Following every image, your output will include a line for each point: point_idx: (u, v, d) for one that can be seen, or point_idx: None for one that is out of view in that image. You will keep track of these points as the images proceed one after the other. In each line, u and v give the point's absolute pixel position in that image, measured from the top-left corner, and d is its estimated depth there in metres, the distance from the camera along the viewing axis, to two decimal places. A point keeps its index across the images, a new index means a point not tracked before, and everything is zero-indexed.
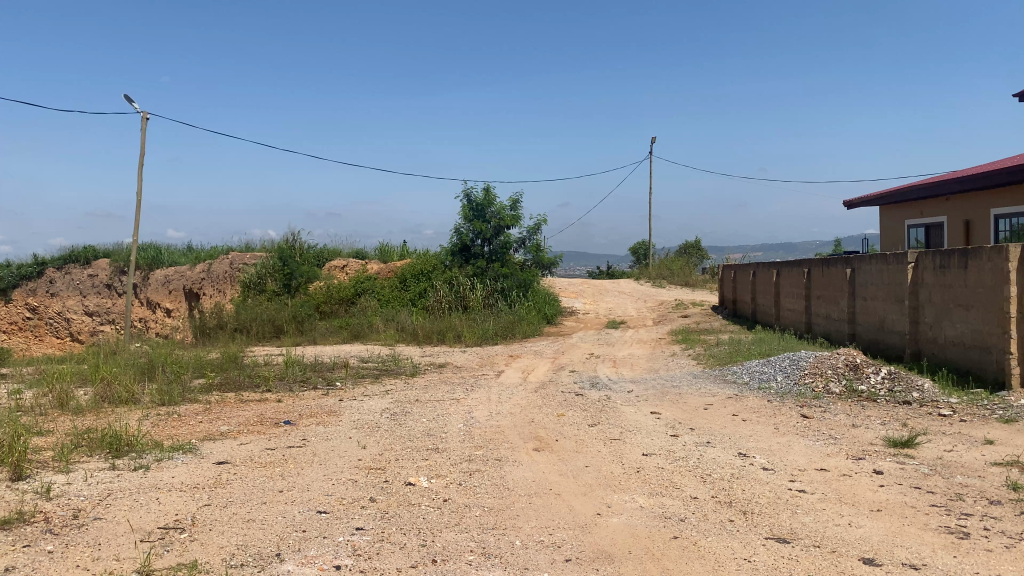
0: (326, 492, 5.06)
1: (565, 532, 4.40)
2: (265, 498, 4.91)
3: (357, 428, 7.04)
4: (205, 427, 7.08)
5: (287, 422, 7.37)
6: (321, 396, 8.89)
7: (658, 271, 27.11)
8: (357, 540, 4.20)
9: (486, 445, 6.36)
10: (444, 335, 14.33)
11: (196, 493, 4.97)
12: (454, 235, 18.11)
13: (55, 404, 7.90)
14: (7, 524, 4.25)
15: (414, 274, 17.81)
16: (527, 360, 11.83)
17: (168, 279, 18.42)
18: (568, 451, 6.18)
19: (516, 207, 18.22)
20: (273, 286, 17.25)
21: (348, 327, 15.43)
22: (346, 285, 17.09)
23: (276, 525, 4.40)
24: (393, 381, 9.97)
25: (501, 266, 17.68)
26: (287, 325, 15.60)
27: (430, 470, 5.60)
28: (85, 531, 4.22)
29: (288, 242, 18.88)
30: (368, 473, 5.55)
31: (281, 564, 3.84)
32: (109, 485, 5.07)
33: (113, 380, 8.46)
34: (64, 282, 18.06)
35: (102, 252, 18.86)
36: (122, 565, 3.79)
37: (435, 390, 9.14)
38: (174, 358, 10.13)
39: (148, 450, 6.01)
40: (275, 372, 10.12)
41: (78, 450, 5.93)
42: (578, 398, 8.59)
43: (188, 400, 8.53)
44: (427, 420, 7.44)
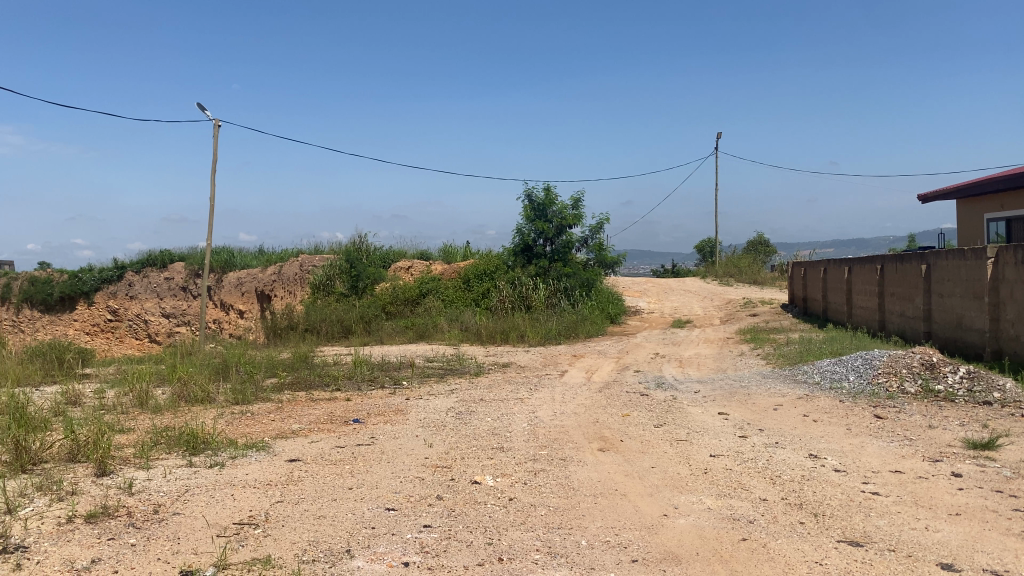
0: (394, 489, 5.15)
1: (632, 533, 4.38)
2: (334, 495, 5.01)
3: (423, 427, 7.12)
4: (278, 426, 7.26)
5: (355, 421, 7.50)
6: (388, 395, 9.02)
7: (725, 270, 26.69)
8: (425, 537, 4.26)
9: (551, 445, 6.37)
10: (507, 335, 14.39)
11: (269, 490, 5.11)
12: (516, 235, 18.16)
13: (136, 403, 8.21)
14: (93, 518, 4.44)
15: (477, 274, 17.91)
16: (591, 360, 11.81)
17: (240, 281, 18.85)
18: (634, 451, 6.16)
19: (578, 206, 18.16)
20: (341, 287, 17.62)
21: (414, 327, 15.64)
22: (411, 286, 17.33)
23: (346, 522, 4.49)
24: (458, 380, 10.04)
25: (563, 266, 17.65)
26: (355, 325, 15.88)
27: (496, 469, 5.64)
28: (165, 525, 4.38)
29: (355, 244, 19.21)
30: (434, 471, 5.62)
31: (351, 560, 3.92)
32: (187, 481, 5.25)
33: (190, 380, 8.74)
34: (143, 285, 18.70)
35: (177, 256, 19.46)
36: (199, 559, 3.92)
37: (500, 390, 9.18)
38: (248, 359, 10.41)
39: (224, 448, 6.20)
40: (344, 372, 10.31)
41: (157, 447, 6.16)
42: (643, 399, 8.52)
43: (260, 399, 8.76)
44: (492, 419, 7.49)
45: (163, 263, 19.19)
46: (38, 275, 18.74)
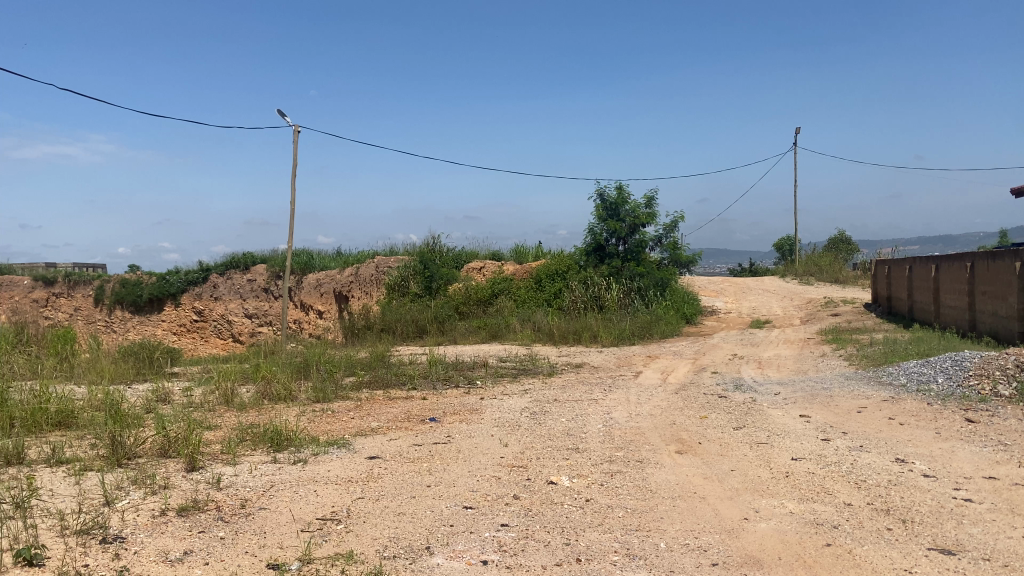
0: (471, 488, 5.20)
1: (712, 536, 4.32)
2: (414, 492, 5.09)
3: (499, 427, 7.17)
4: (357, 423, 7.41)
5: (432, 420, 7.58)
6: (463, 394, 9.12)
7: (805, 268, 26.05)
8: (503, 536, 4.28)
9: (627, 447, 6.33)
10: (580, 335, 14.36)
11: (350, 486, 5.21)
12: (588, 235, 18.08)
13: (222, 401, 8.49)
14: (185, 511, 4.61)
15: (549, 274, 17.91)
16: (666, 360, 11.67)
17: (319, 282, 19.25)
18: (713, 454, 6.06)
19: (651, 205, 17.98)
20: (415, 288, 17.90)
21: (487, 327, 15.73)
22: (484, 286, 17.45)
23: (425, 519, 4.55)
24: (532, 381, 10.05)
25: (637, 265, 17.50)
26: (429, 325, 16.07)
27: (572, 470, 5.63)
28: (252, 520, 4.51)
29: (429, 246, 19.45)
30: (510, 470, 5.64)
31: (431, 557, 3.97)
32: (272, 477, 5.40)
33: (273, 378, 9.00)
34: (226, 286, 19.28)
35: (259, 258, 20.03)
36: (285, 552, 4.04)
37: (574, 390, 9.16)
38: (328, 357, 10.64)
39: (306, 445, 6.37)
40: (420, 371, 10.47)
41: (244, 443, 6.36)
42: (720, 400, 8.37)
43: (340, 397, 8.97)
44: (567, 420, 7.47)
45: (245, 265, 19.78)
46: (129, 277, 19.51)
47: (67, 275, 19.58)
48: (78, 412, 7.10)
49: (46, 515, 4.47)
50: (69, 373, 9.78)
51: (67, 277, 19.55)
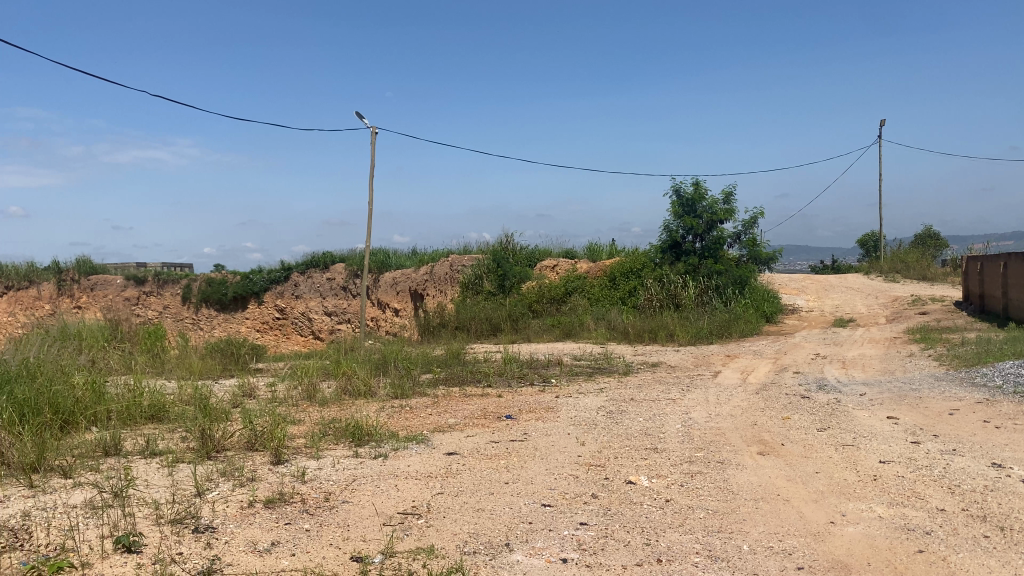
0: (549, 486, 5.19)
1: (797, 539, 4.22)
2: (492, 489, 5.12)
3: (576, 425, 7.15)
4: (435, 419, 7.51)
5: (508, 417, 7.61)
6: (538, 392, 9.12)
7: (890, 265, 25.19)
8: (582, 534, 4.27)
9: (707, 447, 6.23)
10: (655, 334, 14.21)
11: (430, 481, 5.28)
12: (664, 232, 17.86)
13: (305, 397, 8.71)
14: (271, 503, 4.74)
15: (624, 272, 17.76)
16: (746, 360, 11.46)
17: (394, 281, 19.49)
18: (797, 455, 5.91)
19: (729, 200, 17.61)
20: (489, 286, 18.02)
21: (561, 325, 15.72)
22: (558, 284, 17.45)
23: (504, 516, 4.57)
24: (607, 380, 9.98)
25: (715, 263, 17.20)
26: (503, 323, 16.11)
27: (651, 470, 5.58)
28: (336, 512, 4.61)
29: (502, 244, 19.54)
30: (588, 469, 5.62)
31: (511, 554, 3.98)
32: (354, 471, 5.52)
33: (353, 374, 9.18)
34: (307, 285, 19.76)
35: (337, 257, 20.44)
36: (368, 545, 4.11)
37: (651, 390, 9.08)
38: (405, 355, 10.80)
39: (386, 440, 6.48)
40: (495, 369, 10.53)
41: (326, 438, 6.51)
42: (803, 401, 8.15)
43: (417, 394, 9.09)
44: (644, 419, 7.40)
45: (325, 264, 20.22)
46: (214, 276, 20.15)
47: (157, 274, 20.35)
48: (170, 406, 7.38)
49: (142, 504, 4.67)
50: (161, 368, 10.17)
51: (157, 277, 20.32)
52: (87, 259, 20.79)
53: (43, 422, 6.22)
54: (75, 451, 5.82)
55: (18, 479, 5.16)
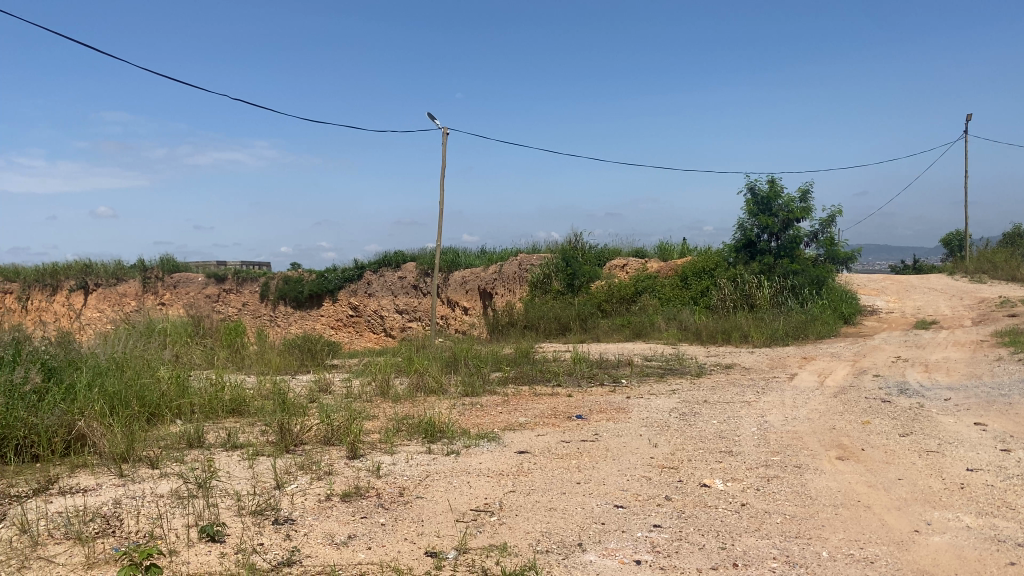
0: (622, 487, 5.16)
1: (879, 547, 4.09)
2: (564, 488, 5.11)
3: (648, 426, 7.08)
4: (506, 418, 7.54)
5: (579, 418, 7.58)
6: (609, 393, 9.07)
7: (976, 266, 24.21)
8: (655, 536, 4.23)
9: (784, 451, 6.10)
10: (729, 335, 13.98)
11: (501, 479, 5.30)
12: (738, 230, 17.54)
13: (379, 393, 8.86)
14: (348, 497, 4.83)
15: (696, 272, 17.51)
16: (823, 363, 11.16)
17: (464, 280, 19.61)
18: (877, 461, 5.74)
19: (806, 198, 17.16)
20: (558, 285, 18.02)
21: (631, 325, 15.58)
22: (628, 284, 17.30)
23: (577, 516, 4.56)
24: (680, 381, 9.87)
25: (791, 263, 16.81)
26: (572, 323, 16.06)
27: (726, 473, 5.49)
28: (410, 508, 4.68)
29: (572, 243, 19.49)
30: (661, 471, 5.57)
31: (584, 554, 3.97)
32: (428, 467, 5.58)
33: (425, 372, 9.29)
34: (379, 283, 20.08)
35: (409, 256, 20.73)
36: (442, 541, 4.15)
37: (725, 392, 8.93)
38: (475, 353, 10.89)
39: (458, 437, 6.53)
40: (565, 368, 10.52)
41: (399, 434, 6.61)
42: (884, 405, 7.90)
43: (488, 392, 9.14)
44: (718, 422, 7.29)
45: (397, 263, 20.52)
46: (291, 274, 20.71)
47: (237, 272, 20.96)
48: (250, 400, 7.60)
49: (225, 495, 4.82)
50: (240, 363, 10.47)
51: (237, 275, 20.94)
52: (171, 257, 21.56)
53: (131, 413, 6.48)
54: (161, 442, 6.05)
55: (110, 469, 5.39)
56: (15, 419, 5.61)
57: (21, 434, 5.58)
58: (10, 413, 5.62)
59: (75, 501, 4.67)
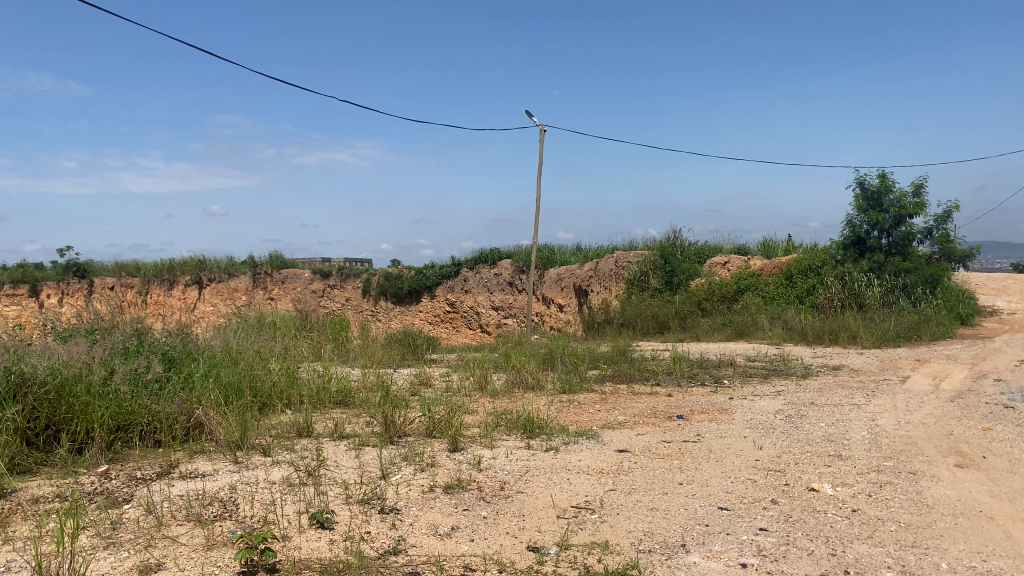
0: (726, 489, 5.06)
1: (1004, 561, 3.88)
2: (665, 489, 5.05)
3: (752, 428, 6.92)
4: (605, 416, 7.50)
5: (679, 418, 7.47)
6: (710, 393, 8.90)
7: None
8: (762, 540, 4.14)
9: (897, 457, 5.85)
10: (837, 336, 13.51)
11: (602, 477, 5.28)
12: (847, 227, 16.91)
13: (477, 388, 8.96)
14: (450, 489, 4.91)
15: (801, 270, 16.98)
16: (939, 365, 10.63)
17: (560, 277, 19.54)
18: (1001, 470, 5.43)
19: (920, 193, 16.37)
20: (656, 283, 17.80)
21: (732, 325, 15.23)
22: (729, 283, 16.92)
23: (680, 516, 4.50)
24: (784, 382, 9.60)
25: (903, 260, 16.10)
26: (671, 321, 15.82)
27: (835, 478, 5.31)
28: (511, 502, 4.71)
29: (670, 240, 19.21)
30: (766, 474, 5.43)
31: (687, 555, 3.92)
32: (528, 462, 5.61)
33: (523, 369, 9.33)
34: (476, 280, 20.31)
35: (505, 253, 20.87)
36: (544, 536, 4.17)
37: (832, 394, 8.63)
38: (572, 350, 10.89)
39: (557, 434, 6.54)
40: (664, 367, 10.39)
41: (499, 429, 6.67)
42: (1007, 412, 7.47)
43: (585, 389, 9.12)
44: (826, 425, 7.05)
45: (493, 260, 20.69)
46: (391, 271, 21.21)
47: (340, 269, 21.58)
48: (354, 393, 7.82)
49: (333, 483, 4.99)
50: (345, 357, 10.78)
51: (340, 271, 21.56)
52: (279, 254, 22.38)
53: (245, 403, 6.77)
54: (273, 431, 6.30)
55: (226, 455, 5.65)
56: (140, 406, 5.95)
57: (145, 420, 5.92)
58: (135, 400, 5.96)
59: (195, 485, 4.92)
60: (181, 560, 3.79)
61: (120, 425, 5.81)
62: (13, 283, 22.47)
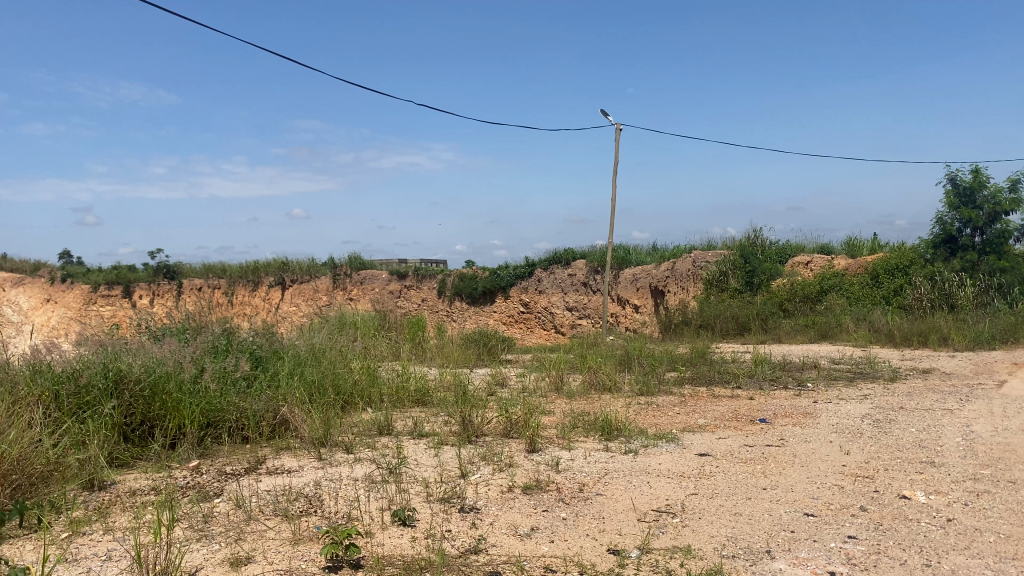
0: (812, 495, 4.92)
1: None
2: (749, 494, 4.94)
3: (838, 433, 6.72)
4: (685, 418, 7.40)
5: (762, 421, 7.32)
6: (793, 396, 8.69)
7: None
8: (850, 548, 4.01)
9: (995, 465, 5.59)
10: (926, 338, 13.03)
11: (682, 481, 5.20)
12: (937, 225, 16.28)
13: (553, 388, 8.97)
14: (529, 489, 4.92)
15: (888, 269, 16.42)
16: None
17: (635, 278, 19.34)
18: None
19: (1017, 188, 15.63)
20: (736, 283, 17.48)
21: (815, 326, 14.84)
22: (812, 283, 16.49)
23: (764, 522, 4.40)
24: (871, 386, 9.29)
25: (998, 259, 15.41)
26: (751, 323, 15.52)
27: (928, 485, 5.11)
28: (590, 504, 4.69)
29: (750, 239, 18.84)
30: (854, 480, 5.27)
31: (772, 562, 3.83)
32: (606, 465, 5.57)
33: (600, 370, 9.29)
34: (550, 281, 20.33)
35: (580, 253, 20.81)
36: (625, 540, 4.13)
37: (923, 398, 8.32)
38: (649, 352, 10.79)
39: (636, 436, 6.48)
40: (745, 370, 10.19)
41: (577, 430, 6.65)
42: None
43: (663, 391, 9.02)
44: (917, 430, 6.80)
45: (568, 261, 20.66)
46: (466, 271, 21.40)
47: (416, 269, 21.88)
48: (431, 392, 7.91)
49: (414, 481, 5.05)
50: (423, 356, 10.91)
51: (416, 272, 21.86)
52: (358, 256, 22.82)
53: (328, 401, 6.92)
54: (355, 429, 6.42)
55: (311, 452, 5.79)
56: (228, 403, 6.14)
57: (234, 417, 6.10)
58: (224, 398, 6.16)
59: (282, 481, 5.05)
60: (269, 554, 3.89)
61: (210, 421, 6.01)
62: (108, 283, 23.40)
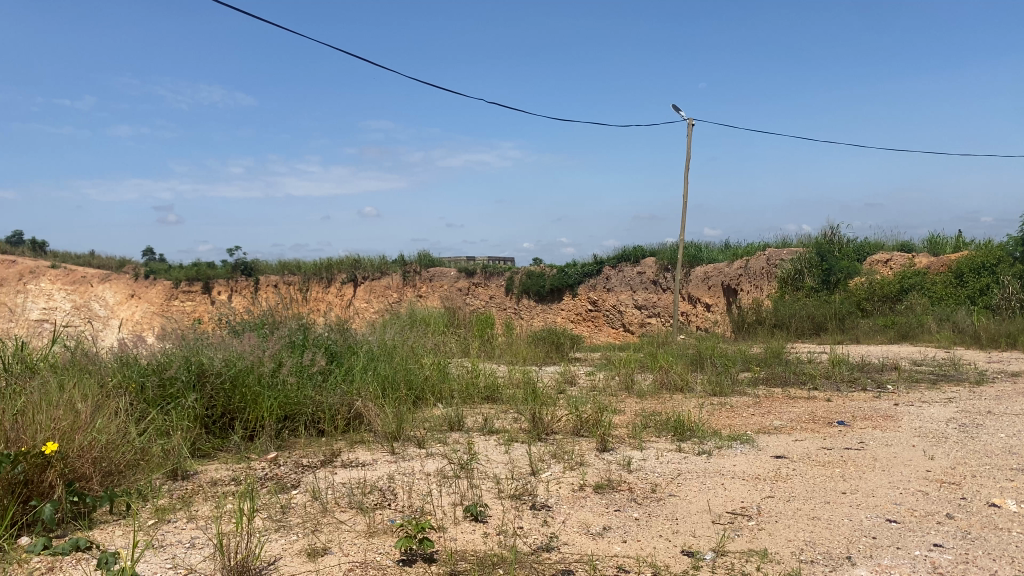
0: (894, 501, 4.76)
1: None
2: (828, 498, 4.81)
3: (922, 437, 6.50)
4: (759, 420, 7.26)
5: (840, 424, 7.12)
6: (872, 398, 8.44)
7: None
8: (936, 557, 3.87)
9: None
10: (1015, 339, 12.50)
11: (758, 484, 5.10)
12: None
13: (623, 387, 8.91)
14: (600, 488, 4.89)
15: (974, 268, 15.67)
16: None
17: (706, 275, 19.07)
18: None
19: None
20: (811, 282, 17.05)
21: (895, 326, 14.37)
22: (891, 281, 15.97)
23: (844, 527, 4.28)
24: (955, 388, 8.96)
25: None
26: (828, 323, 15.14)
27: (1019, 493, 4.89)
28: (663, 505, 4.64)
29: (826, 237, 18.37)
30: (939, 486, 5.08)
31: (853, 568, 3.72)
32: (679, 465, 5.50)
33: (671, 369, 9.19)
34: (618, 279, 20.20)
35: (649, 251, 20.60)
36: (699, 542, 4.07)
37: (1011, 402, 7.98)
38: (721, 352, 10.62)
39: (709, 437, 6.37)
40: (821, 370, 9.93)
41: (648, 430, 6.58)
42: None
43: (737, 392, 8.86)
44: (1006, 435, 6.52)
45: (637, 259, 20.49)
46: (534, 269, 21.42)
47: (485, 267, 21.98)
48: (502, 389, 7.94)
49: (484, 477, 5.08)
50: (492, 353, 10.96)
51: (485, 269, 21.97)
52: (427, 253, 23.05)
53: (400, 396, 7.02)
54: (426, 424, 6.50)
55: (384, 446, 5.88)
56: (305, 397, 6.29)
57: (310, 411, 6.24)
58: (301, 392, 6.31)
59: (357, 474, 5.14)
60: (345, 545, 3.96)
61: (287, 415, 6.16)
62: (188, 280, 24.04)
